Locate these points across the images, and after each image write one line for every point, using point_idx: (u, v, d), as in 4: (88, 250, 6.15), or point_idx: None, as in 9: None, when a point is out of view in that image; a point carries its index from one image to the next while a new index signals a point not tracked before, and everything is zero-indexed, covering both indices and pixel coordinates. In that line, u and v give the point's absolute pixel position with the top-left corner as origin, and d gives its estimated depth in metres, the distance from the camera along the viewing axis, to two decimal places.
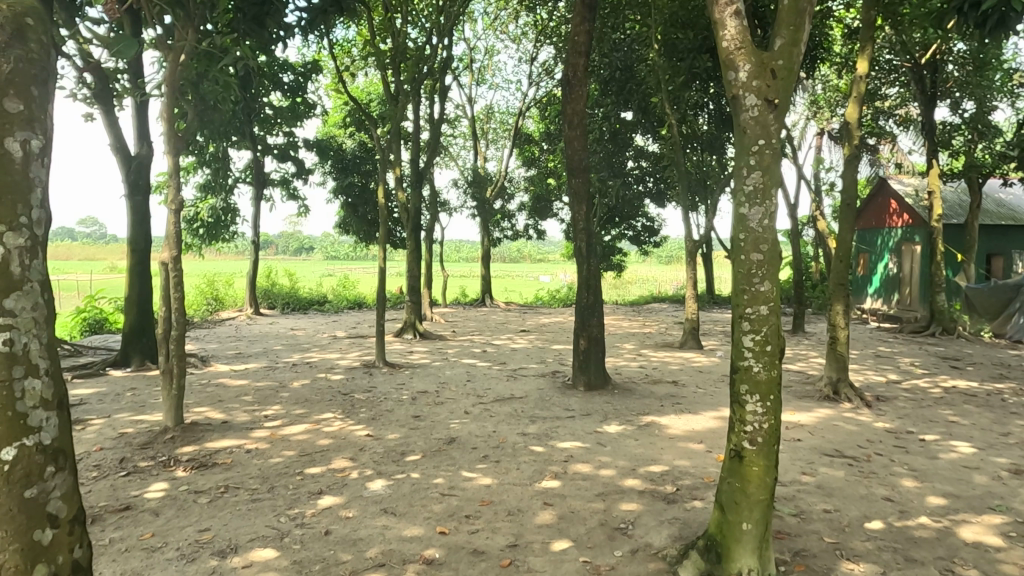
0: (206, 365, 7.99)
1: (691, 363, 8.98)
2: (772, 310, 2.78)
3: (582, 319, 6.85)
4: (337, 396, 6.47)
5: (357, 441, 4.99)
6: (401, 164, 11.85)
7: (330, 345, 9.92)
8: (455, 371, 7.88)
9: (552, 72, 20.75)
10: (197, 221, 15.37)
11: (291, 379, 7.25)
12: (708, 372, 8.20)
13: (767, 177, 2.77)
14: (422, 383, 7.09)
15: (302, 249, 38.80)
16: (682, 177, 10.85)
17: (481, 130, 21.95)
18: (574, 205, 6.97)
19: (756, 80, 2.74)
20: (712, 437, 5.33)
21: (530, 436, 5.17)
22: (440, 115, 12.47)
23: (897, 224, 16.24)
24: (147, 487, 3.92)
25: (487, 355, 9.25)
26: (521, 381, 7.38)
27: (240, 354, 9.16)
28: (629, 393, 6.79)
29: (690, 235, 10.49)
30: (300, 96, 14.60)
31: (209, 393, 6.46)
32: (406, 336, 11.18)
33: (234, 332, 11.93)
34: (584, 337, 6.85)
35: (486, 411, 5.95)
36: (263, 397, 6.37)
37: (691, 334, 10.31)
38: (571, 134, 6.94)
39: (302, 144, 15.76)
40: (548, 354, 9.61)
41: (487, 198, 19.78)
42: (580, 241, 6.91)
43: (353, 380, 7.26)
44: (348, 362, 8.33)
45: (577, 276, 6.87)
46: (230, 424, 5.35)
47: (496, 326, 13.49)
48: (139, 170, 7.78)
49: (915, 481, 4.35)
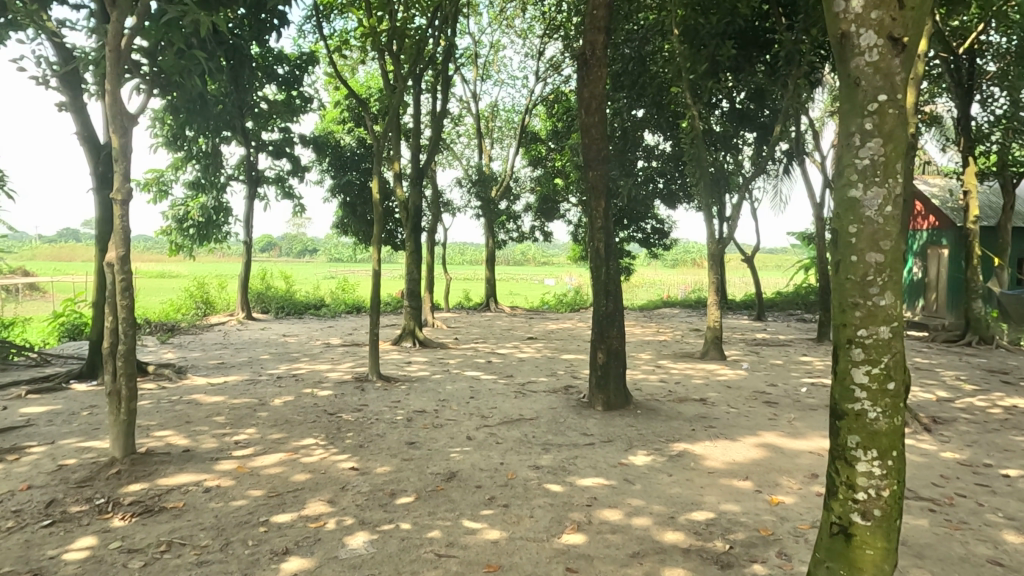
0: (181, 377, 7.23)
1: (716, 376, 8.17)
2: (896, 334, 2.00)
3: (598, 330, 6.07)
4: (322, 417, 5.69)
5: (338, 477, 4.21)
6: (400, 160, 11.08)
7: (321, 354, 9.14)
8: (456, 386, 7.08)
9: (561, 68, 19.98)
10: (187, 220, 14.63)
11: (272, 395, 6.47)
12: (738, 388, 7.38)
13: (891, 147, 1.97)
14: (419, 401, 6.30)
15: (305, 251, 38.16)
16: (701, 174, 10.06)
17: (486, 128, 21.20)
18: (592, 200, 6.18)
19: (876, 9, 1.95)
20: (759, 472, 4.54)
21: (545, 470, 4.39)
22: (443, 108, 11.73)
23: (922, 227, 15.44)
24: (69, 545, 3.14)
25: (492, 367, 8.44)
26: (529, 398, 6.59)
27: (223, 364, 8.39)
28: (653, 414, 5.98)
29: (713, 236, 9.69)
30: (296, 89, 13.92)
31: (176, 413, 5.67)
32: (405, 344, 10.42)
33: (221, 339, 11.16)
34: (602, 351, 6.05)
35: (492, 437, 5.16)
36: (236, 418, 5.58)
37: (713, 343, 9.51)
38: (589, 122, 6.18)
39: (299, 140, 15.07)
40: (558, 365, 8.81)
41: (492, 199, 19.02)
42: (598, 243, 6.15)
43: (341, 396, 6.47)
44: (338, 375, 7.56)
45: (594, 283, 6.10)
46: (192, 454, 4.57)
47: (501, 333, 12.72)
48: (109, 161, 7.05)
49: (1020, 535, 3.53)
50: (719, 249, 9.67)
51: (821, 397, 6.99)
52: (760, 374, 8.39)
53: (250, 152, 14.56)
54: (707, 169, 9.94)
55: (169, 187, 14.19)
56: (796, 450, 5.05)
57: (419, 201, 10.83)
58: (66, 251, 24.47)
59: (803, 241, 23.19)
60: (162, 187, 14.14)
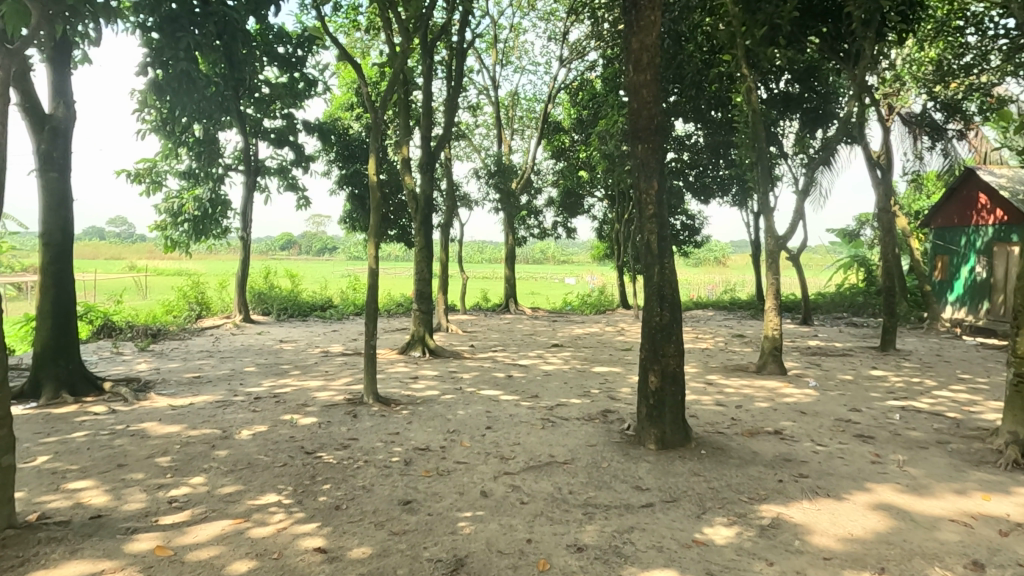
0: (140, 397, 5.99)
1: (782, 399, 6.80)
2: None
3: (649, 344, 4.74)
4: (296, 458, 4.42)
5: (296, 566, 2.93)
6: (407, 145, 9.75)
7: (315, 365, 7.89)
8: (469, 411, 5.79)
9: (586, 53, 18.61)
10: (182, 214, 13.49)
11: (241, 424, 5.20)
12: (816, 416, 6.01)
13: None
14: (421, 434, 5.01)
15: (325, 249, 37.18)
16: (758, 157, 8.67)
17: (506, 119, 19.89)
18: (644, 181, 4.87)
19: None
20: (897, 558, 3.18)
21: (591, 556, 3.07)
22: (458, 91, 10.48)
23: (987, 222, 14.68)
24: None
25: (513, 384, 7.13)
26: (560, 429, 5.28)
27: (199, 379, 7.17)
28: (721, 455, 4.64)
29: (774, 230, 8.23)
30: (299, 71, 12.85)
31: (110, 452, 4.42)
32: (413, 354, 9.18)
33: (209, 345, 9.98)
34: (654, 373, 4.73)
35: (517, 494, 3.87)
36: (185, 458, 4.32)
37: (771, 355, 8.16)
38: (637, 82, 4.86)
39: (303, 127, 13.91)
40: (591, 381, 7.48)
41: (512, 191, 17.57)
42: (649, 235, 4.85)
43: (326, 426, 5.21)
44: (329, 393, 6.31)
45: (643, 286, 4.81)
46: (102, 522, 3.32)
47: (523, 339, 11.42)
48: (53, 138, 5.96)
49: None
50: (780, 244, 8.19)
51: (925, 428, 5.59)
52: (834, 396, 6.99)
53: (250, 140, 13.45)
54: (766, 152, 8.50)
55: (163, 179, 13.16)
56: (931, 517, 3.69)
57: (431, 191, 9.51)
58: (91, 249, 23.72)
59: (843, 239, 21.66)
60: (155, 179, 13.12)
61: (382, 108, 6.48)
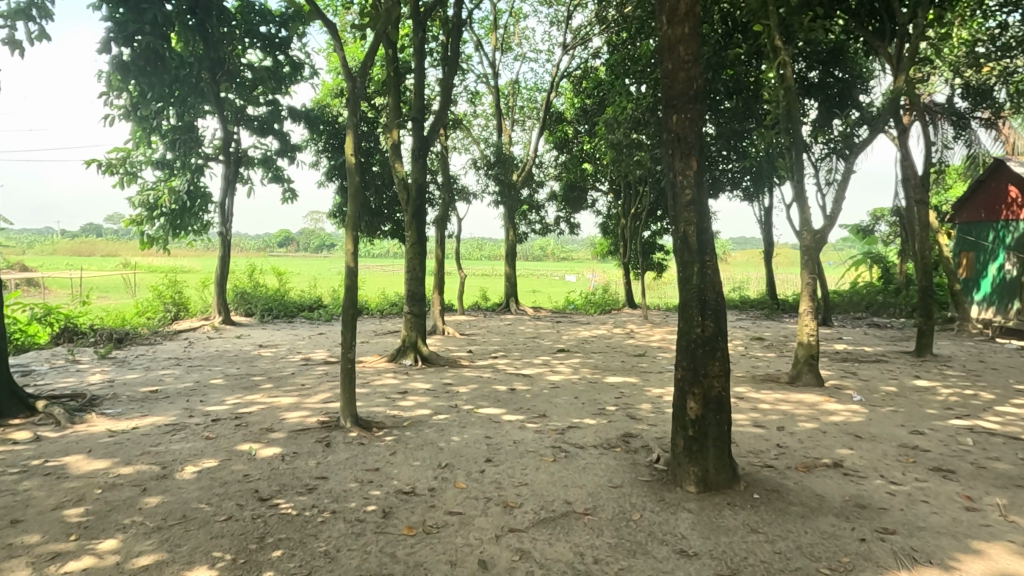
0: (75, 420, 5.05)
1: (828, 418, 5.88)
2: None
3: (689, 362, 3.82)
4: (246, 508, 3.50)
5: None
6: (396, 130, 8.82)
7: (292, 377, 6.95)
8: (466, 437, 4.86)
9: (589, 39, 17.60)
10: (158, 207, 12.49)
11: (187, 458, 4.27)
12: (878, 442, 5.08)
13: None
14: (406, 472, 4.08)
15: (324, 246, 36.16)
16: (792, 143, 7.74)
17: (506, 109, 18.94)
18: (680, 160, 3.95)
19: None
20: None
21: None
22: (453, 71, 9.50)
23: (1018, 217, 13.79)
24: None
25: (516, 399, 6.19)
26: (576, 463, 4.34)
27: (156, 394, 6.22)
28: (780, 501, 3.72)
29: (810, 223, 7.28)
30: (283, 54, 11.88)
31: (9, 500, 3.48)
32: (404, 362, 8.26)
33: (180, 351, 9.03)
34: (695, 398, 3.81)
35: (527, 566, 2.94)
36: (101, 510, 3.39)
37: (807, 365, 7.24)
38: (673, 36, 3.94)
39: (289, 114, 12.96)
40: (606, 395, 6.55)
41: (512, 183, 16.55)
42: (685, 226, 3.93)
43: (292, 460, 4.28)
44: (302, 412, 5.38)
45: (680, 289, 3.91)
46: None
47: (527, 343, 10.50)
48: None
49: None
50: (817, 237, 7.24)
51: (1012, 458, 4.66)
52: (887, 414, 6.06)
53: (231, 128, 12.47)
54: (801, 136, 7.56)
55: (138, 170, 12.23)
56: None
57: (423, 180, 8.55)
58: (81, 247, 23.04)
59: (857, 235, 20.70)
60: (129, 170, 12.18)
61: (361, 79, 5.51)
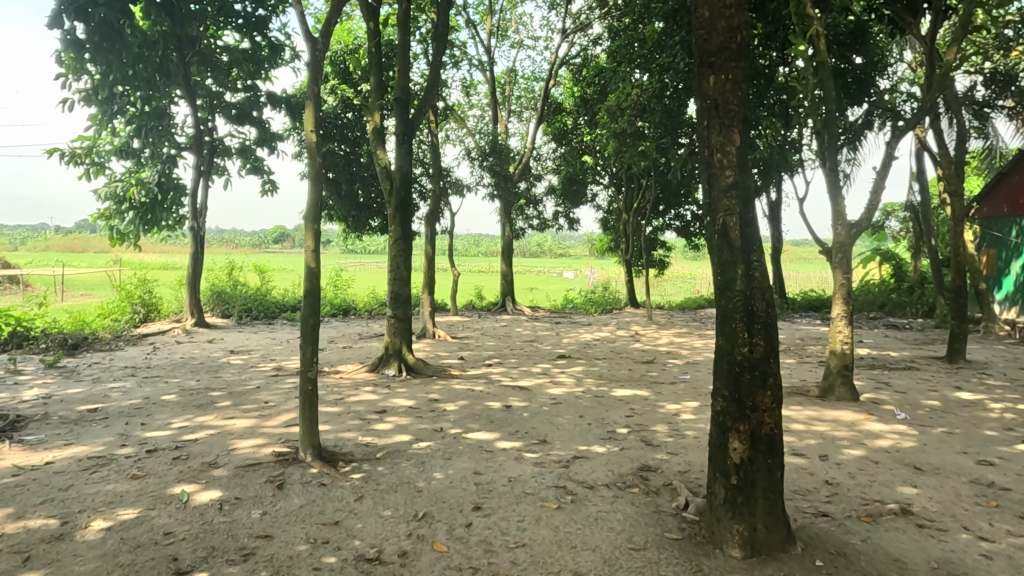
0: None
1: (875, 443, 5.05)
2: None
3: (731, 391, 2.99)
4: None
5: None
6: (379, 110, 7.92)
7: (256, 392, 6.08)
8: (451, 473, 4.01)
9: (589, 25, 16.74)
10: (126, 201, 11.60)
11: (99, 507, 3.41)
12: (945, 477, 4.23)
13: None
14: (372, 527, 3.24)
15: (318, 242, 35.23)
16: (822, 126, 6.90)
17: (502, 98, 18.07)
18: (717, 131, 3.10)
19: None
20: None
21: None
22: (442, 47, 8.60)
23: None
24: None
25: (512, 420, 5.33)
26: (586, 511, 3.48)
27: (94, 414, 5.34)
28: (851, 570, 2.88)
29: (845, 215, 6.43)
30: (262, 35, 11.02)
31: None
32: (387, 371, 7.40)
33: (141, 358, 8.15)
34: (740, 437, 2.97)
35: None
36: None
37: (840, 377, 6.42)
38: None
39: (268, 100, 12.09)
40: (615, 414, 5.69)
41: (509, 176, 15.69)
42: (725, 217, 3.08)
43: (231, 509, 3.42)
44: (257, 440, 4.51)
45: (719, 299, 3.06)
46: None
47: (525, 347, 9.65)
48: None
49: None
50: (853, 232, 6.39)
51: None
52: (942, 438, 5.22)
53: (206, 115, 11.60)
54: (832, 118, 6.71)
55: (105, 160, 11.36)
56: None
57: (409, 168, 7.68)
58: (79, 243, 22.72)
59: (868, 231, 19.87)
60: (96, 160, 11.31)
61: (326, 41, 4.64)
